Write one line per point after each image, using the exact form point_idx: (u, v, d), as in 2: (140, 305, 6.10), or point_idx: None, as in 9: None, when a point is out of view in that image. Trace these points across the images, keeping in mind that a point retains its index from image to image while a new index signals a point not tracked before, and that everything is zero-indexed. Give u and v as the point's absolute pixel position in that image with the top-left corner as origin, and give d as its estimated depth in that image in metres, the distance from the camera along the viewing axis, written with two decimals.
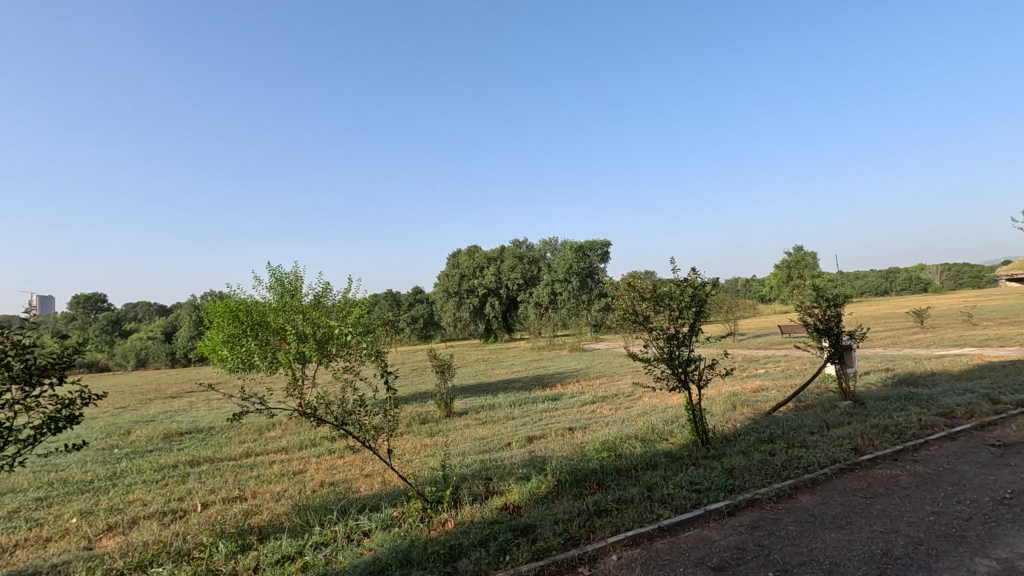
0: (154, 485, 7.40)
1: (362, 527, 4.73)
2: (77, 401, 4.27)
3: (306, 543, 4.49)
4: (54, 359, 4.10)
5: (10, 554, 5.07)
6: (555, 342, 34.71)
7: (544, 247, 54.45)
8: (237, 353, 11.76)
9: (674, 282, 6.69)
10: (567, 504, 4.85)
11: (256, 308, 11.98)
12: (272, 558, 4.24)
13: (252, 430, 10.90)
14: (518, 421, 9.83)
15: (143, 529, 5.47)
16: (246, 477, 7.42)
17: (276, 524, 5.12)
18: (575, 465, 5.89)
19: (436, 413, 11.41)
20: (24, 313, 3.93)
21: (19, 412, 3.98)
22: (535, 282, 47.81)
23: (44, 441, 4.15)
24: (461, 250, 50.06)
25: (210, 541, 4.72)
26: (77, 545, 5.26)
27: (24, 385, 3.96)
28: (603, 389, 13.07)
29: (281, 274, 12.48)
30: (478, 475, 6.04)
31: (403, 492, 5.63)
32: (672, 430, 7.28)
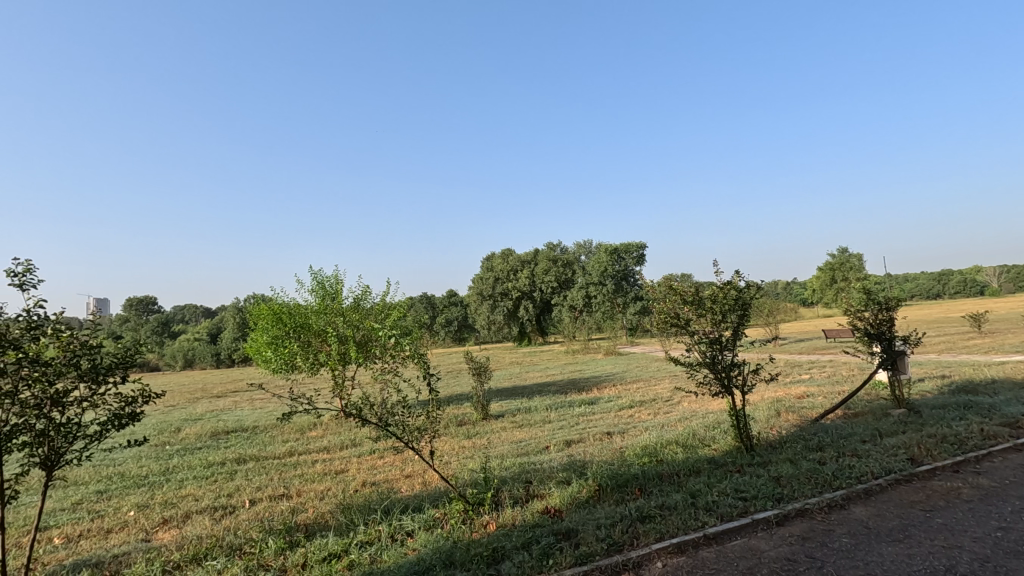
0: (204, 482, 7.68)
1: (405, 527, 4.79)
2: (138, 399, 4.47)
3: (351, 541, 4.58)
4: (117, 358, 4.32)
5: (74, 544, 5.34)
6: (590, 345, 34.48)
7: (578, 250, 54.27)
8: (281, 355, 12.13)
9: (716, 284, 6.55)
10: (609, 509, 4.81)
11: (299, 311, 12.33)
12: (319, 555, 4.34)
13: (295, 430, 11.20)
14: (555, 425, 9.80)
15: (196, 524, 5.69)
16: (291, 476, 7.63)
17: (322, 522, 5.23)
18: (616, 470, 5.82)
19: (473, 415, 11.48)
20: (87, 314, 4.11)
21: (86, 409, 4.20)
22: (569, 285, 47.64)
23: (108, 436, 4.37)
24: (495, 254, 50.44)
25: (260, 537, 4.86)
26: (136, 536, 5.50)
27: (91, 383, 4.17)
28: (641, 393, 12.91)
29: (322, 278, 12.80)
30: (519, 478, 6.04)
31: (445, 494, 5.69)
32: (715, 436, 7.13)
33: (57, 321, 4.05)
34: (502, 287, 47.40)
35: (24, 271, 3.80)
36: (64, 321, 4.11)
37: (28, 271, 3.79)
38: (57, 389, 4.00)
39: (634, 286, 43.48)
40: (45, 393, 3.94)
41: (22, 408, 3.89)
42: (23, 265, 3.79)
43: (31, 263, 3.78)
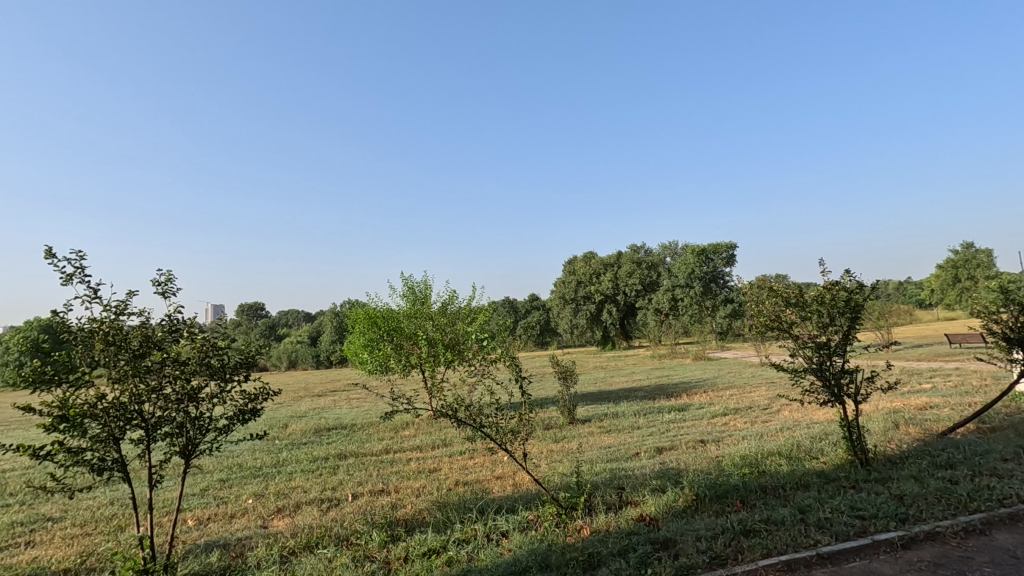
0: (311, 475, 8.24)
1: (500, 527, 4.86)
2: (259, 396, 4.88)
3: (448, 538, 4.72)
4: (241, 359, 4.76)
5: (204, 526, 5.92)
6: (678, 350, 33.35)
7: (663, 251, 52.74)
8: (376, 356, 12.79)
9: (823, 284, 6.08)
10: (709, 520, 4.61)
11: (391, 315, 12.93)
12: (420, 550, 4.52)
13: (390, 429, 11.74)
14: (644, 431, 9.56)
15: (306, 514, 6.12)
16: (388, 472, 8.00)
17: (420, 518, 5.44)
18: (713, 479, 5.57)
19: (560, 419, 11.47)
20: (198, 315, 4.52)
21: (216, 404, 4.66)
22: (654, 288, 46.28)
23: (234, 430, 4.80)
24: (577, 257, 50.21)
25: (364, 529, 5.13)
26: (255, 522, 6.01)
27: (220, 381, 4.63)
28: (735, 400, 12.29)
29: (412, 283, 13.29)
30: (611, 484, 5.95)
31: (538, 496, 5.72)
32: (823, 448, 6.63)
33: (192, 324, 4.55)
34: (584, 291, 46.98)
35: (164, 280, 4.29)
36: (197, 325, 4.61)
37: (169, 279, 4.29)
38: (193, 386, 4.47)
39: (724, 288, 41.54)
40: (184, 389, 4.41)
41: (166, 402, 4.38)
42: (164, 274, 4.29)
43: (171, 273, 4.27)
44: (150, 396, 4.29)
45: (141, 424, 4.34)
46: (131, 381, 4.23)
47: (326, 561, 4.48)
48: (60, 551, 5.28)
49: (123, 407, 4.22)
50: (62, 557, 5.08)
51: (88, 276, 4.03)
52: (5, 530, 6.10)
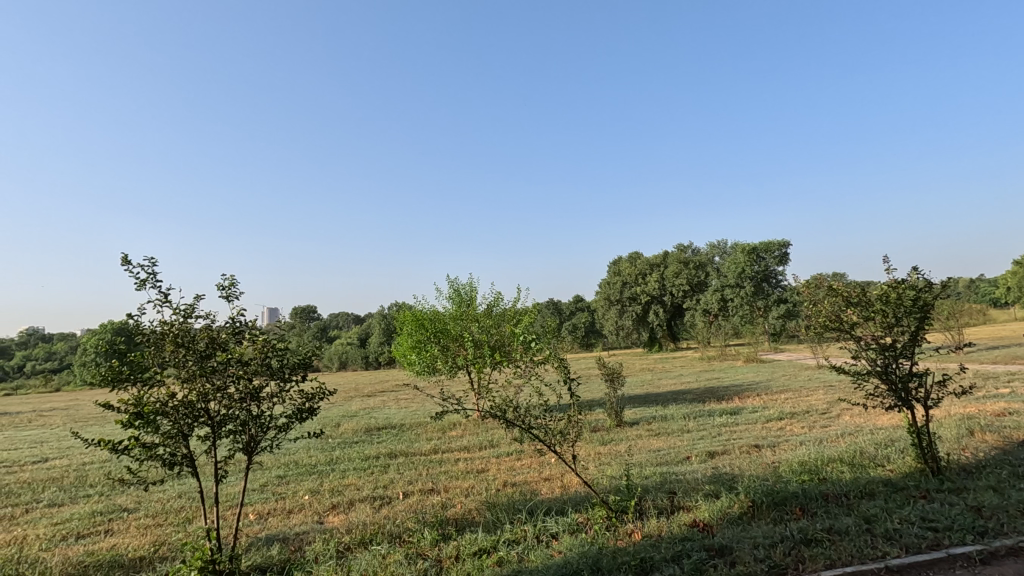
0: (363, 473, 8.46)
1: (550, 529, 4.85)
2: (316, 395, 5.05)
3: (499, 539, 4.74)
4: (299, 359, 4.95)
5: (264, 520, 6.17)
6: (728, 351, 32.39)
7: (711, 251, 51.35)
8: (423, 358, 13.01)
9: (888, 283, 5.77)
10: (767, 528, 4.45)
11: (438, 317, 13.12)
12: (471, 549, 4.56)
13: (437, 429, 11.91)
14: (695, 435, 9.33)
15: (360, 511, 6.28)
16: (437, 472, 8.12)
17: (471, 518, 5.49)
18: (771, 486, 5.38)
19: (607, 421, 11.34)
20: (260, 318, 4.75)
21: (276, 403, 4.85)
22: (703, 288, 45.10)
23: (293, 428, 4.98)
24: (621, 258, 49.57)
25: (416, 527, 5.22)
26: (312, 518, 6.22)
27: (279, 380, 4.82)
28: (791, 404, 11.82)
29: (458, 285, 13.43)
30: (662, 488, 5.83)
31: (588, 498, 5.67)
32: (889, 455, 6.29)
33: (254, 326, 4.76)
34: (630, 292, 46.32)
35: (227, 284, 4.54)
36: (258, 327, 4.82)
37: (232, 283, 4.52)
38: (255, 385, 4.68)
39: (776, 288, 40.02)
40: (246, 388, 4.63)
41: (229, 400, 4.59)
42: (228, 279, 4.52)
43: (234, 278, 4.50)
44: (215, 395, 4.51)
45: (207, 421, 4.56)
46: (198, 380, 4.46)
47: (381, 557, 4.58)
48: (135, 540, 5.62)
49: (192, 405, 4.45)
50: (137, 545, 5.42)
51: (159, 282, 4.30)
52: (87, 519, 6.54)
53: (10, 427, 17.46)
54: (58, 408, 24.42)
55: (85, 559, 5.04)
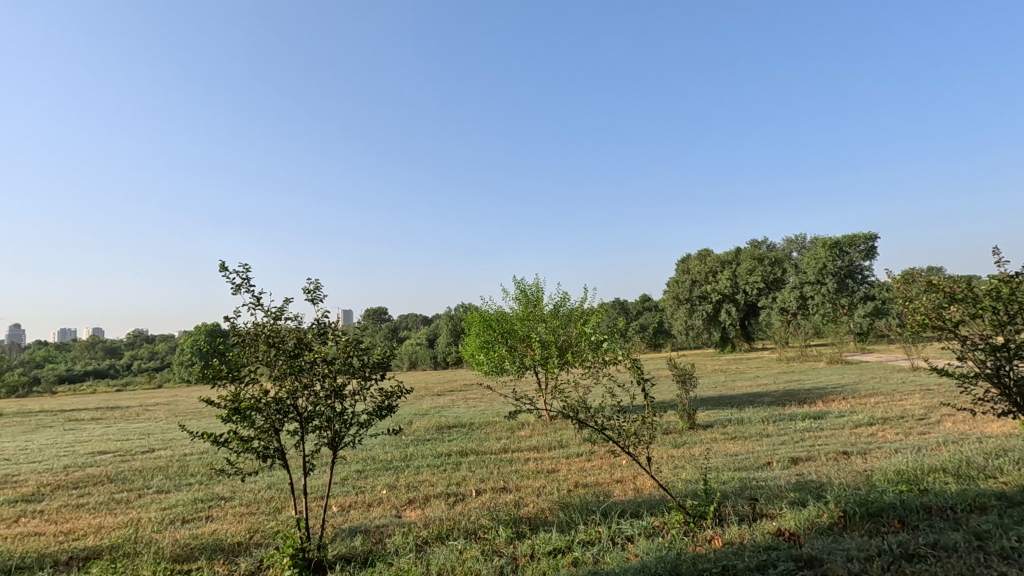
0: (436, 470, 8.69)
1: (625, 532, 4.78)
2: (394, 393, 5.22)
3: (573, 539, 4.74)
4: (379, 359, 5.16)
5: (347, 513, 6.47)
6: (808, 352, 30.59)
7: (788, 246, 48.69)
8: (492, 358, 13.18)
9: (999, 277, 5.24)
10: (861, 540, 4.17)
11: (505, 317, 13.26)
12: (546, 548, 4.58)
13: (507, 429, 12.04)
14: (775, 439, 8.89)
15: (436, 507, 6.46)
16: (508, 471, 8.21)
17: (544, 517, 5.51)
18: (864, 495, 5.03)
19: (679, 424, 11.02)
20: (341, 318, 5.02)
21: (357, 400, 5.08)
22: (779, 285, 42.82)
23: (373, 425, 5.18)
24: (691, 256, 48.06)
25: (490, 525, 5.30)
26: (391, 512, 6.46)
27: (360, 378, 5.05)
28: (883, 409, 11.00)
29: (524, 286, 13.51)
30: (742, 494, 5.60)
31: (663, 502, 5.55)
32: (1001, 466, 5.72)
33: (336, 327, 5.03)
34: (700, 290, 44.83)
35: (311, 287, 4.82)
36: (340, 327, 5.08)
37: (317, 287, 4.79)
38: (338, 383, 4.94)
39: (862, 285, 37.55)
40: (331, 385, 4.88)
41: (316, 398, 4.85)
42: (313, 283, 4.81)
43: (318, 281, 4.78)
44: (303, 392, 4.79)
45: (296, 417, 4.83)
46: (288, 378, 4.75)
47: (458, 553, 4.69)
48: (232, 526, 6.06)
49: (283, 402, 4.74)
50: (235, 532, 5.84)
51: (253, 286, 4.65)
52: (191, 505, 7.13)
53: (123, 419, 19.33)
54: (162, 404, 26.72)
55: (190, 541, 5.51)
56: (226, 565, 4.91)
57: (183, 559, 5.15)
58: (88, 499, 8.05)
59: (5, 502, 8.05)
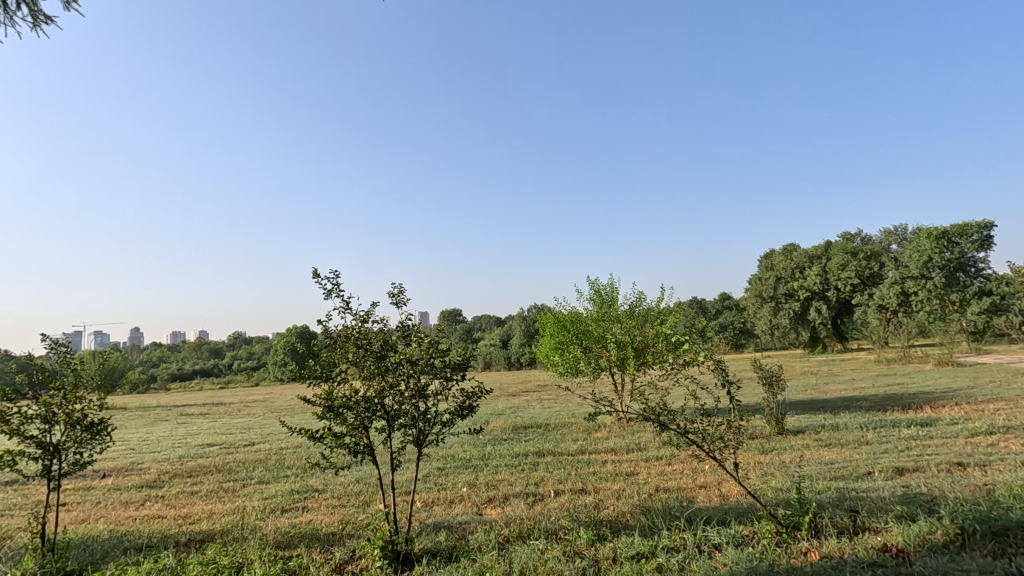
0: (515, 469, 8.80)
1: (712, 539, 4.62)
2: (474, 394, 5.34)
3: (657, 544, 4.64)
4: (459, 360, 5.29)
5: (430, 508, 6.70)
6: (911, 353, 28.03)
7: (887, 238, 44.92)
8: (567, 359, 13.15)
9: None
10: (983, 561, 3.78)
11: (579, 318, 13.15)
12: (629, 552, 4.51)
13: (583, 430, 11.99)
14: (875, 448, 8.25)
15: (515, 506, 6.54)
16: (586, 472, 8.16)
17: (625, 521, 5.44)
18: (985, 512, 4.55)
19: (766, 428, 10.49)
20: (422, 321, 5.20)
21: (440, 401, 5.25)
22: (877, 280, 39.54)
23: (455, 424, 5.32)
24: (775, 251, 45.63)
25: (571, 526, 5.30)
26: (472, 509, 6.62)
27: (442, 379, 5.21)
28: (1004, 416, 9.89)
29: (598, 286, 13.35)
30: (841, 505, 5.24)
31: (753, 510, 5.30)
32: None
33: (419, 328, 5.22)
34: (785, 288, 42.48)
35: (396, 292, 5.04)
36: (423, 329, 5.27)
37: (401, 291, 5.00)
38: (422, 383, 5.12)
39: (976, 278, 33.99)
40: (415, 385, 5.08)
41: (401, 397, 5.06)
42: (397, 287, 5.03)
43: (402, 286, 5.00)
44: (390, 391, 5.02)
45: (384, 415, 5.07)
46: (376, 378, 5.00)
47: (539, 552, 4.73)
48: (326, 517, 6.45)
49: (371, 401, 4.99)
50: (329, 522, 6.21)
51: (342, 291, 4.93)
52: (289, 496, 7.66)
53: (227, 415, 21.06)
54: (259, 401, 28.81)
55: (290, 530, 5.93)
56: (322, 554, 5.23)
57: (284, 545, 5.56)
58: (201, 487, 8.86)
59: (132, 487, 9.03)
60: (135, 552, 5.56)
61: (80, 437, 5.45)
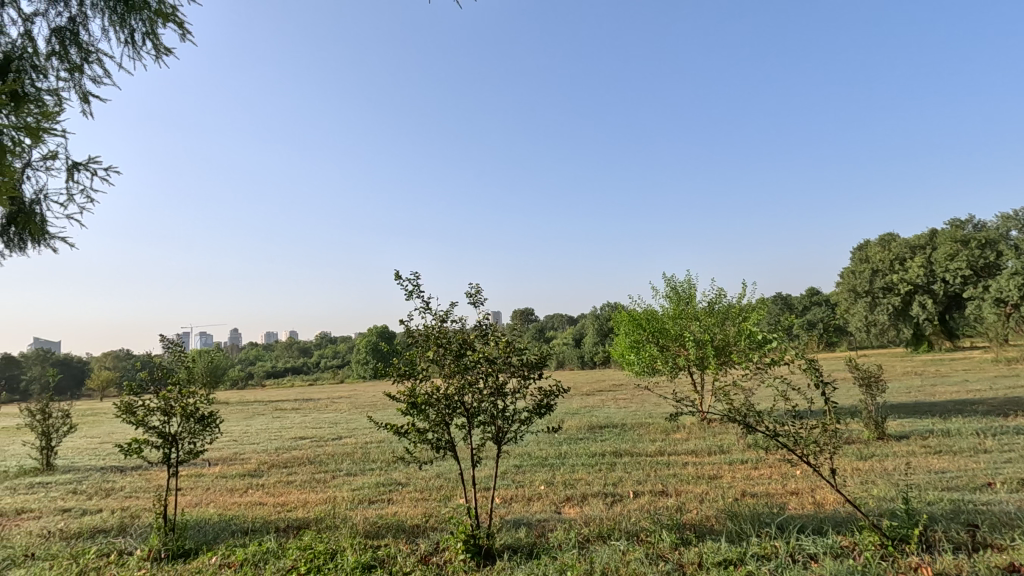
0: (592, 469, 8.73)
1: (807, 549, 4.36)
2: (552, 392, 5.34)
3: (745, 551, 4.44)
4: (537, 359, 5.32)
5: (509, 505, 6.80)
6: None
7: (1005, 224, 40.28)
8: (643, 358, 12.89)
9: None
10: None
11: (656, 316, 12.85)
12: (716, 558, 4.35)
13: (661, 431, 11.69)
14: (995, 457, 7.44)
15: (594, 505, 6.50)
16: (666, 474, 7.94)
17: (710, 526, 5.25)
18: None
19: (864, 433, 9.75)
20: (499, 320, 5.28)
21: (518, 399, 5.31)
22: (993, 271, 34.71)
23: (534, 422, 5.35)
24: (871, 242, 42.35)
25: (653, 528, 5.19)
26: (550, 507, 6.64)
27: (520, 377, 5.26)
28: None
29: (675, 283, 12.98)
30: (956, 519, 4.77)
31: (853, 520, 4.95)
32: None
33: (496, 328, 5.30)
34: (882, 281, 39.39)
35: (474, 292, 5.16)
36: (500, 329, 5.35)
37: (478, 290, 5.12)
38: (500, 381, 5.20)
39: None
40: (494, 383, 5.16)
41: (481, 395, 5.17)
42: (475, 287, 5.13)
43: (480, 286, 5.11)
44: (469, 389, 5.13)
45: (464, 412, 5.20)
46: (456, 376, 5.12)
47: (621, 553, 4.67)
48: (410, 509, 6.70)
49: (451, 398, 5.13)
50: (413, 515, 6.45)
51: (423, 292, 5.10)
52: (375, 488, 8.03)
53: (316, 410, 22.40)
54: (344, 397, 30.46)
55: (377, 520, 6.21)
56: (408, 544, 5.45)
57: (373, 535, 5.84)
58: (296, 477, 9.49)
59: (236, 475, 9.82)
60: (242, 535, 6.05)
61: (193, 428, 5.99)
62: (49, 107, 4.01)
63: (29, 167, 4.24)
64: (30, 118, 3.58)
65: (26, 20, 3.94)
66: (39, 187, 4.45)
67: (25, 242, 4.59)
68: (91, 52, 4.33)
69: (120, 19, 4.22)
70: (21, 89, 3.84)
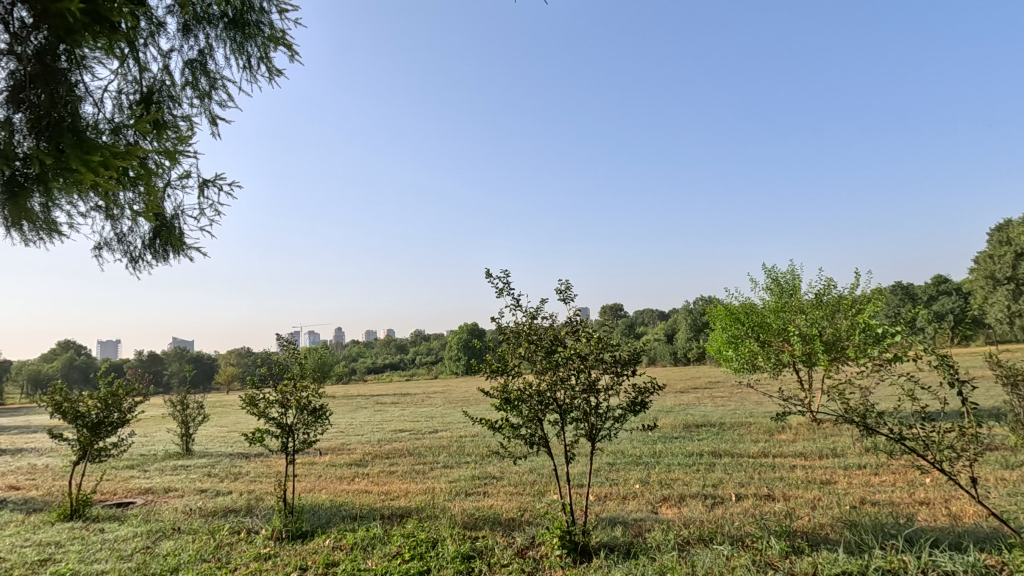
0: (689, 469, 8.42)
1: (942, 566, 3.91)
2: (647, 389, 5.20)
3: (868, 564, 4.06)
4: (629, 355, 5.19)
5: (604, 502, 6.72)
6: None
7: None
8: (742, 354, 12.27)
9: None
10: None
11: (755, 310, 12.19)
12: (833, 570, 4.02)
13: (765, 431, 11.03)
14: None
15: (693, 507, 6.26)
16: (772, 477, 7.47)
17: (825, 534, 4.87)
18: None
19: (1009, 438, 8.61)
20: (589, 315, 5.24)
21: (611, 396, 5.24)
22: None
23: (628, 419, 5.24)
24: (1013, 221, 37.22)
25: (760, 534, 4.89)
26: (647, 507, 6.48)
27: (612, 373, 5.18)
28: None
29: (777, 274, 12.22)
30: None
31: (998, 535, 4.37)
32: None
33: (586, 323, 5.26)
34: None
35: (563, 288, 5.13)
36: (591, 324, 5.30)
37: (567, 287, 5.09)
38: (592, 378, 5.15)
39: None
40: (586, 379, 5.13)
41: (573, 391, 5.15)
42: (564, 283, 5.10)
43: (569, 282, 5.07)
44: (561, 385, 5.13)
45: (557, 408, 5.20)
46: (548, 373, 5.15)
47: (725, 558, 4.46)
48: (506, 503, 6.83)
49: (542, 395, 5.17)
50: (509, 508, 6.56)
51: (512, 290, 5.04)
52: (471, 481, 8.27)
53: (413, 404, 23.45)
54: (438, 392, 31.70)
55: (474, 512, 6.39)
56: (505, 537, 5.55)
57: (471, 526, 6.01)
58: (397, 468, 10.01)
59: (344, 464, 10.54)
60: (351, 520, 6.48)
61: (307, 419, 6.51)
62: (183, 131, 4.50)
63: (169, 185, 4.78)
64: (167, 143, 4.03)
65: (165, 56, 4.45)
66: (177, 204, 5.01)
67: (168, 253, 5.18)
68: (217, 80, 4.82)
69: (239, 47, 4.64)
70: (161, 117, 4.34)
